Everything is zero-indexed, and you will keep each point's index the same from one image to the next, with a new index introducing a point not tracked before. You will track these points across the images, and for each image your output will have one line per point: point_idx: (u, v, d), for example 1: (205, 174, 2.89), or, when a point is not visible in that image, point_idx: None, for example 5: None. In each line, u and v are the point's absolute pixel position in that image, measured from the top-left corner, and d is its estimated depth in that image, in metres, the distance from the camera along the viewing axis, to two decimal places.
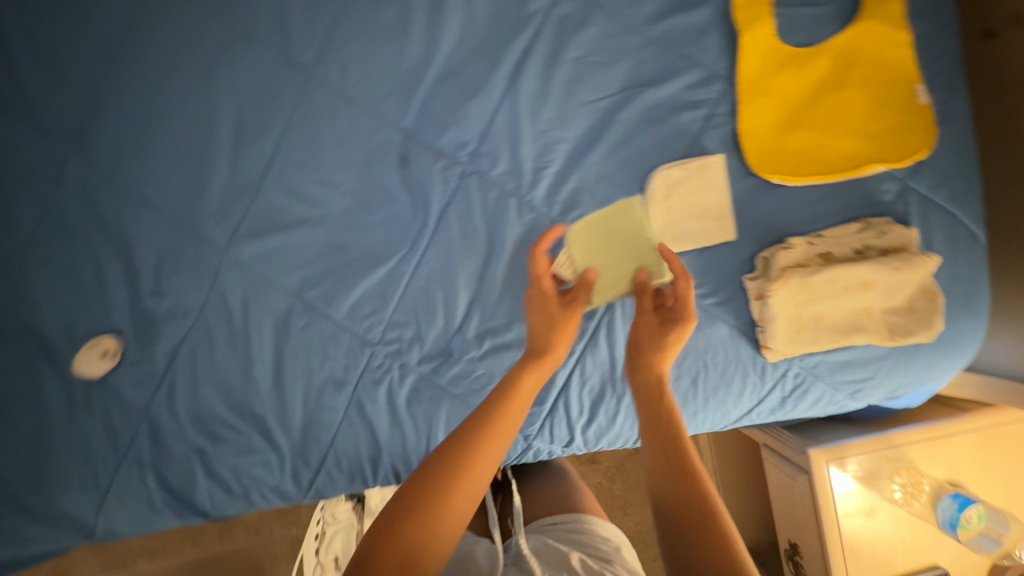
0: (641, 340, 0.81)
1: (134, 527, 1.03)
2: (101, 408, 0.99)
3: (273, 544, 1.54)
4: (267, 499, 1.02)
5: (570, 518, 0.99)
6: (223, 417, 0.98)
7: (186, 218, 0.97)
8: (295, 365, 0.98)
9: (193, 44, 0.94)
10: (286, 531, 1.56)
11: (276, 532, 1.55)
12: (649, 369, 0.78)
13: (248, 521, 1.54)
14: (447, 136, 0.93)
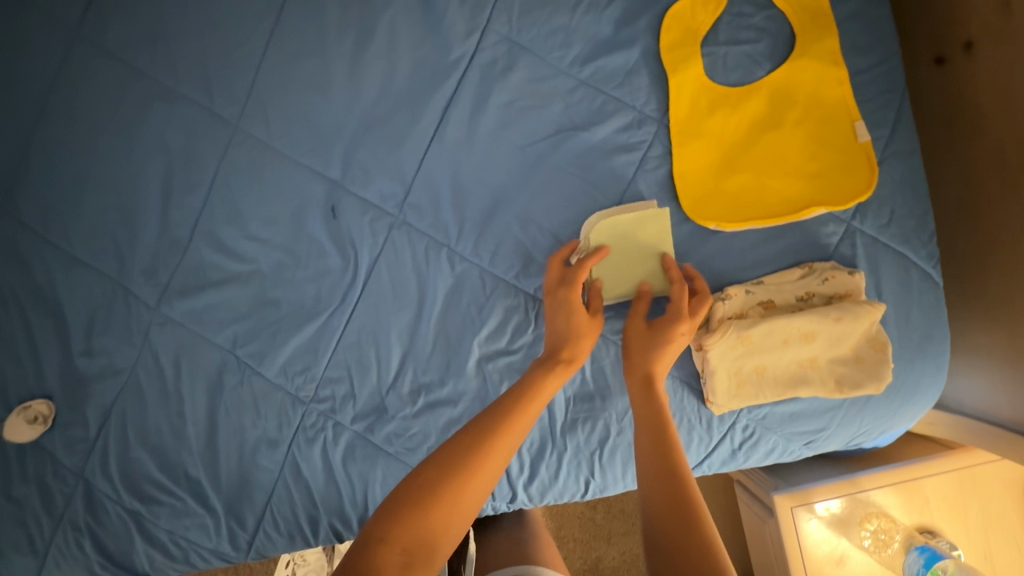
0: (640, 358, 0.78)
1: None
2: (35, 471, 0.97)
3: None
4: (207, 559, 0.99)
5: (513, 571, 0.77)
6: (157, 479, 0.96)
7: (116, 277, 0.96)
8: (229, 425, 0.95)
9: (114, 99, 0.92)
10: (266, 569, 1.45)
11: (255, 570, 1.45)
12: (639, 368, 0.76)
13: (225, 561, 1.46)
14: (375, 188, 0.91)
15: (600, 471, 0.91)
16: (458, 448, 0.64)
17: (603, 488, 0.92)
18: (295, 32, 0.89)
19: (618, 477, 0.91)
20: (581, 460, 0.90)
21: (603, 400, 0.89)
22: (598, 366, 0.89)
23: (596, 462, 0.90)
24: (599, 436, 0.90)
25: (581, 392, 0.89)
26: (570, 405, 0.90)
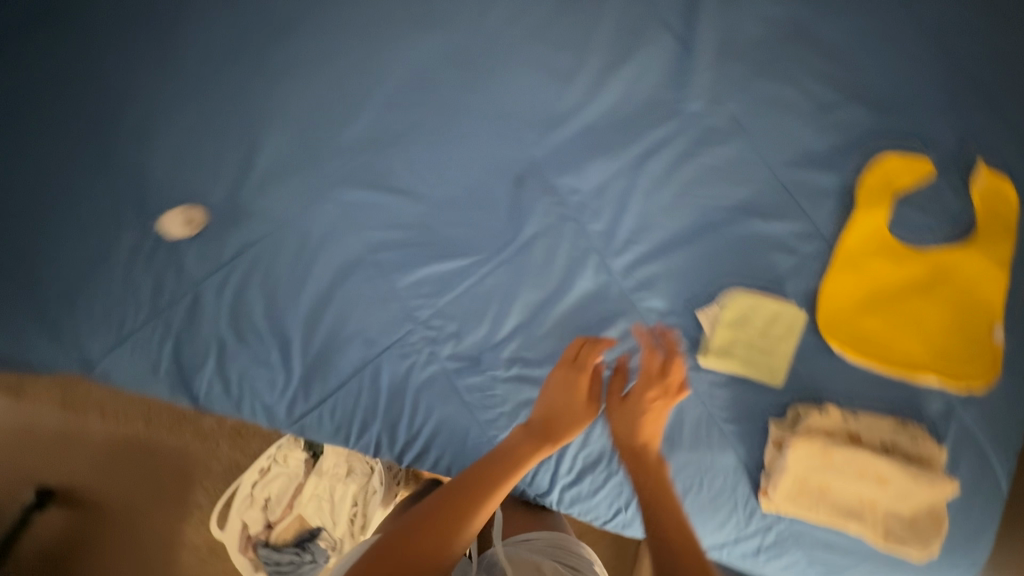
0: (646, 432, 0.83)
1: (127, 381, 1.07)
2: (158, 264, 1.06)
3: (212, 458, 1.48)
4: (253, 412, 1.05)
5: (543, 534, 0.87)
6: (257, 322, 1.04)
7: (314, 143, 1.06)
8: (340, 308, 1.04)
9: (396, 14, 1.07)
10: (229, 453, 1.48)
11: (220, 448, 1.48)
12: (636, 440, 0.82)
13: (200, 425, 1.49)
14: (565, 179, 1.01)
15: (636, 507, 0.96)
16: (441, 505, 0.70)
17: (629, 523, 0.97)
18: (564, 33, 1.03)
19: None
20: (624, 489, 0.96)
21: (669, 447, 0.94)
22: (679, 417, 0.94)
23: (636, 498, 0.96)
24: None
25: None
26: None
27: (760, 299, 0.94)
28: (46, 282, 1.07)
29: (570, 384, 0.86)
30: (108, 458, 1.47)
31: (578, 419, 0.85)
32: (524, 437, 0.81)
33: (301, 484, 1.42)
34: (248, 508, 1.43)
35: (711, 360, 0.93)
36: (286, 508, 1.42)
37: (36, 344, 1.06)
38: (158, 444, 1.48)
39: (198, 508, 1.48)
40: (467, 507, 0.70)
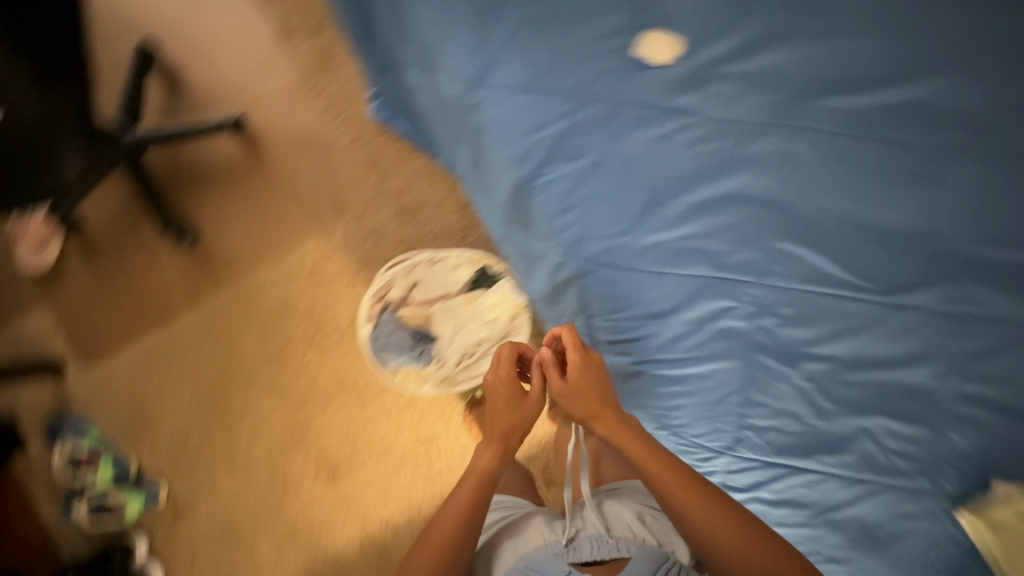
0: (589, 407, 1.07)
1: (496, 118, 1.14)
2: (611, 60, 1.08)
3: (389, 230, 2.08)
4: (567, 226, 1.11)
5: (615, 484, 1.29)
6: (644, 166, 1.05)
7: (805, 83, 1.07)
8: (715, 216, 1.04)
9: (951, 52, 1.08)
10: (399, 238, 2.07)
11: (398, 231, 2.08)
12: (588, 414, 1.07)
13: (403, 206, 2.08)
14: (975, 287, 1.01)
15: None
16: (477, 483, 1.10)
17: None
18: None
19: None
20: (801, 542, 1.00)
21: (874, 551, 0.95)
22: (901, 536, 0.95)
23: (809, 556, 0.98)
24: (838, 553, 0.96)
25: (863, 531, 0.96)
26: (855, 519, 0.97)
27: None
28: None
29: (509, 405, 1.16)
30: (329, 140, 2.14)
31: (502, 419, 1.16)
32: (511, 411, 1.16)
33: (454, 294, 1.67)
34: (404, 277, 1.67)
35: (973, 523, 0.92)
36: (430, 299, 1.66)
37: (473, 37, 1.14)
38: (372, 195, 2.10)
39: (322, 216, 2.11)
40: (449, 519, 1.06)
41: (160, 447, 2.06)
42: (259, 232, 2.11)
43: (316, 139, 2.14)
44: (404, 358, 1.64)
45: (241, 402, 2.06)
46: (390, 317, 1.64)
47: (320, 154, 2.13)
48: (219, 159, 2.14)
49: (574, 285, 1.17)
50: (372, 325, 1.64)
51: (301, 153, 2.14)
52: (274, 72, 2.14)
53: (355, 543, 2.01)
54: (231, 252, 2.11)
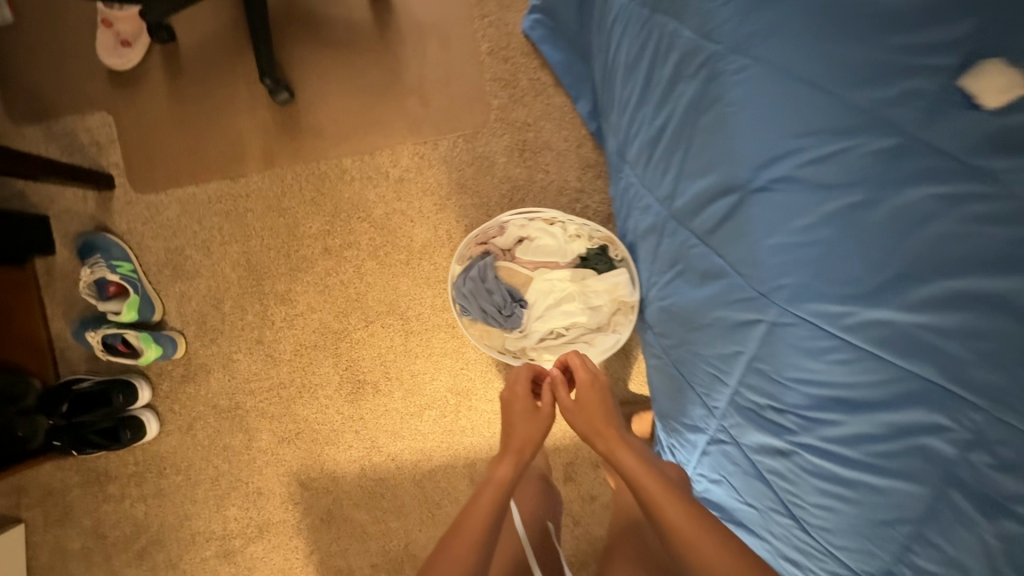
0: (600, 428, 1.27)
1: (740, 104, 0.93)
2: (918, 75, 0.77)
3: (499, 161, 1.85)
4: (773, 264, 0.91)
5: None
6: (905, 227, 0.80)
7: None
8: (982, 324, 0.75)
9: None
10: (507, 174, 1.84)
11: (509, 166, 1.85)
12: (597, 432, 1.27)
13: (526, 142, 1.84)
14: None
15: None
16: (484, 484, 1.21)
17: None
18: None
19: None
20: None
21: None
22: None
23: None
24: None
25: None
26: None
27: None
28: None
29: (524, 422, 1.32)
30: (468, 39, 1.87)
31: (514, 432, 1.32)
32: (527, 426, 1.31)
33: (557, 264, 1.49)
34: (513, 228, 1.48)
35: None
36: (530, 261, 1.48)
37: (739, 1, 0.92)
38: (493, 117, 1.86)
39: (428, 120, 1.88)
40: (464, 517, 1.11)
41: (191, 304, 1.92)
42: (358, 114, 1.89)
43: (450, 32, 1.87)
44: (489, 318, 1.46)
45: (284, 287, 1.90)
46: (491, 268, 1.46)
47: (448, 50, 1.87)
48: (341, 18, 1.90)
49: (743, 327, 0.99)
50: (467, 270, 1.47)
51: (427, 41, 1.88)
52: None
53: (356, 465, 1.94)
54: (322, 124, 1.90)
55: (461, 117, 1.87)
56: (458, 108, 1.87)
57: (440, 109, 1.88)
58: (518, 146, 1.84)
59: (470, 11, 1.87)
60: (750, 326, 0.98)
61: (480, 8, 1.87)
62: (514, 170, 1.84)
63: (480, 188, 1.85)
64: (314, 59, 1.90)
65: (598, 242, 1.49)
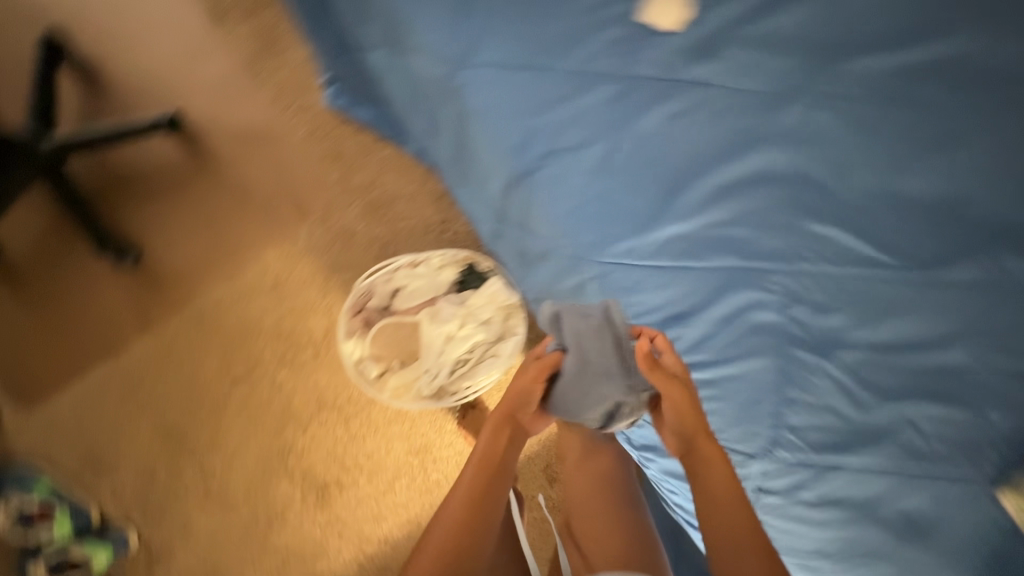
0: (690, 424, 0.92)
1: (487, 104, 1.00)
2: (604, 35, 0.95)
3: (356, 221, 1.89)
4: (573, 225, 1.00)
5: None
6: (651, 154, 0.95)
7: (830, 52, 0.95)
8: (735, 204, 0.95)
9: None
10: (370, 229, 1.90)
11: (368, 221, 1.90)
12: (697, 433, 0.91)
13: (376, 196, 1.90)
14: (1010, 257, 0.93)
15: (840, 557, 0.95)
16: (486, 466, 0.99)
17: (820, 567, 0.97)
18: None
19: None
20: (846, 545, 0.95)
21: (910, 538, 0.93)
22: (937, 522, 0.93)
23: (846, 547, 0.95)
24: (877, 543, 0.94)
25: (913, 520, 0.93)
26: (893, 513, 0.93)
27: None
28: None
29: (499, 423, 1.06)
30: (271, 131, 1.89)
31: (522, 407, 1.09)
32: (514, 420, 1.07)
33: (437, 298, 1.55)
34: (382, 285, 1.53)
35: (1006, 494, 0.90)
36: (413, 306, 1.54)
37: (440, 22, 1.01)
38: (332, 188, 1.90)
39: (280, 218, 1.89)
40: (445, 513, 0.93)
41: (128, 490, 1.87)
42: (216, 242, 1.89)
43: (264, 134, 1.90)
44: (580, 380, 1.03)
45: (211, 430, 1.88)
46: (620, 317, 0.99)
47: (272, 152, 1.90)
48: (160, 166, 1.90)
49: (581, 291, 1.06)
50: (587, 317, 1.01)
51: (249, 152, 1.90)
52: (215, 70, 1.88)
53: (353, 564, 1.89)
54: (184, 265, 1.89)
55: (304, 201, 1.89)
56: (297, 193, 1.89)
57: (284, 207, 1.89)
58: (368, 198, 1.90)
59: (267, 104, 1.89)
60: (583, 291, 1.06)
61: (276, 99, 1.89)
62: (376, 218, 1.90)
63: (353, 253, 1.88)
64: (151, 211, 1.88)
65: (464, 262, 1.56)
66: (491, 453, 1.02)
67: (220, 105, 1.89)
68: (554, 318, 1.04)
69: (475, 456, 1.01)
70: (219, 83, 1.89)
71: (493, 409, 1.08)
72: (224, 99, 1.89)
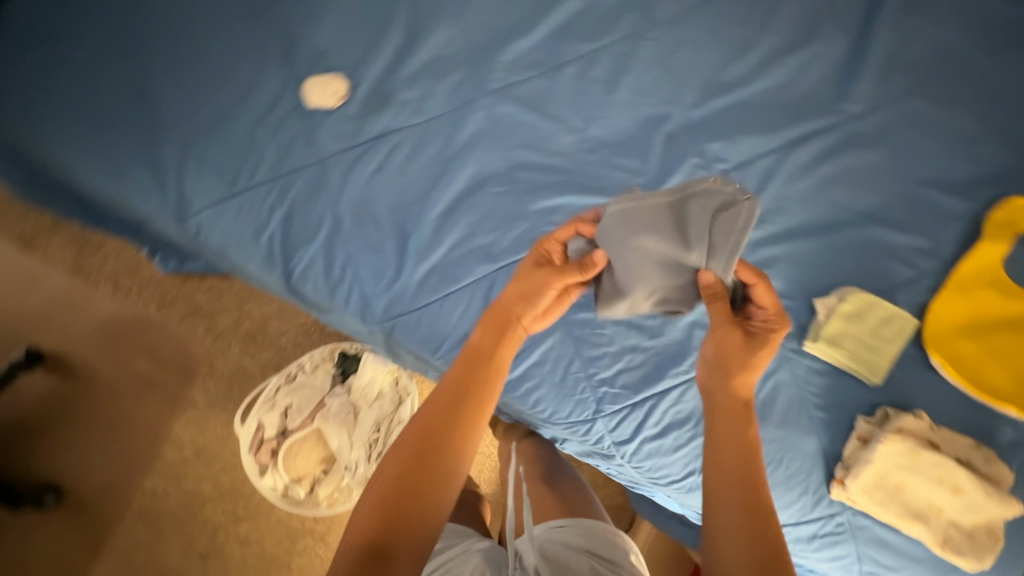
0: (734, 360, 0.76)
1: (224, 234, 1.04)
2: (288, 132, 1.02)
3: (236, 361, 1.71)
4: (345, 297, 1.03)
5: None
6: (378, 212, 1.02)
7: (479, 49, 1.03)
8: (467, 217, 1.02)
9: None
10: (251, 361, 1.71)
11: (240, 354, 1.71)
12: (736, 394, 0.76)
13: (253, 331, 1.72)
14: (713, 145, 1.02)
15: None
16: (479, 360, 0.79)
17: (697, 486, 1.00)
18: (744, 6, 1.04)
19: None
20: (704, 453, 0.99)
21: (758, 422, 0.98)
22: (772, 394, 0.99)
23: None
24: None
25: None
26: None
27: (865, 293, 0.98)
28: (168, 113, 1.03)
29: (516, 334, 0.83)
30: (125, 328, 1.71)
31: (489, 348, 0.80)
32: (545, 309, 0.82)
33: (325, 398, 1.58)
34: (268, 411, 1.56)
35: (808, 343, 0.98)
36: (307, 416, 1.56)
37: (142, 180, 1.03)
38: (213, 347, 1.72)
39: (192, 404, 1.69)
40: (411, 457, 0.70)
41: None
42: (114, 460, 1.66)
43: (121, 328, 1.72)
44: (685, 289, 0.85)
45: None
46: (705, 185, 0.83)
47: (145, 341, 1.71)
48: (20, 408, 1.66)
49: (389, 349, 1.09)
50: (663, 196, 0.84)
51: (118, 353, 1.70)
52: (43, 291, 1.69)
53: None
54: (93, 492, 1.64)
55: (193, 371, 1.71)
56: (184, 366, 1.71)
57: (193, 397, 1.69)
58: (232, 331, 1.72)
59: (112, 297, 1.72)
60: (392, 350, 1.08)
61: (121, 289, 1.72)
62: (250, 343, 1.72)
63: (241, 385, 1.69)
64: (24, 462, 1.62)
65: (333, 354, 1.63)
66: (493, 353, 0.79)
67: (65, 317, 1.70)
68: (632, 210, 0.83)
69: (443, 388, 0.77)
70: (52, 300, 1.69)
71: (485, 310, 0.83)
72: (64, 312, 1.70)
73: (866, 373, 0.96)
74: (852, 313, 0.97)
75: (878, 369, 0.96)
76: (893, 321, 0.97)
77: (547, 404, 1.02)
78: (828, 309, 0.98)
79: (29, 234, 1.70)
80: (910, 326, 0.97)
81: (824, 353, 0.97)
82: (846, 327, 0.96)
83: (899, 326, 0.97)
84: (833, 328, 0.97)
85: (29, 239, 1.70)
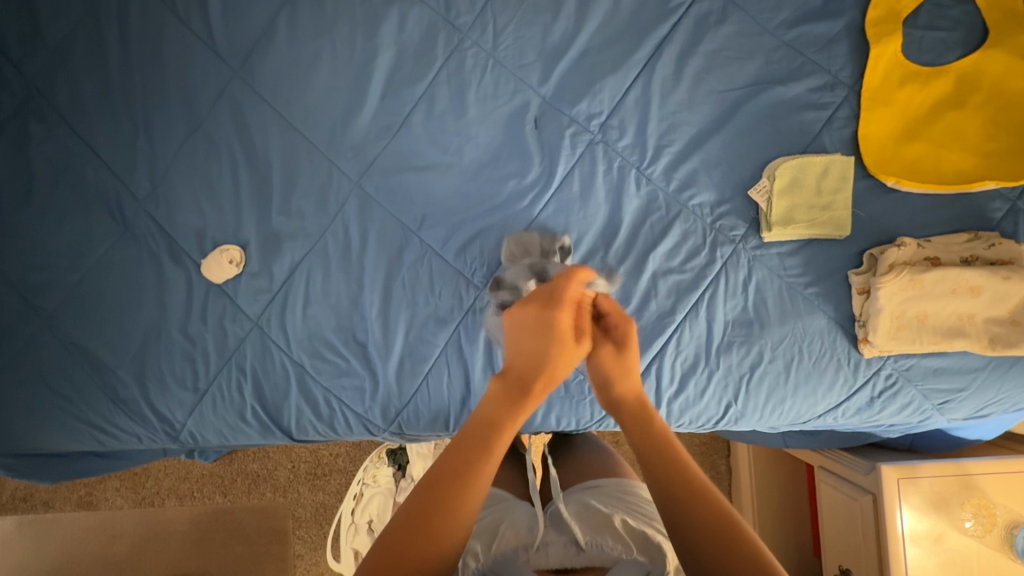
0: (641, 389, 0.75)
1: (218, 428, 1.08)
2: (215, 314, 1.05)
3: (297, 506, 1.65)
4: (345, 424, 1.06)
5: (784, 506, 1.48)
6: (328, 338, 1.04)
7: (328, 147, 1.04)
8: (403, 297, 1.03)
9: None
10: (313, 496, 1.65)
11: (302, 495, 1.65)
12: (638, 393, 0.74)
13: (310, 464, 1.66)
14: (580, 106, 1.00)
15: (745, 395, 0.97)
16: (480, 438, 0.64)
17: (743, 414, 0.98)
18: None
19: (758, 406, 0.97)
20: (729, 381, 0.97)
21: (761, 328, 0.96)
22: (761, 297, 0.96)
23: (743, 386, 0.97)
24: (751, 360, 0.96)
25: (740, 318, 0.96)
26: (728, 328, 0.97)
27: (791, 157, 0.96)
28: (107, 360, 1.06)
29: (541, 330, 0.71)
30: (205, 533, 1.64)
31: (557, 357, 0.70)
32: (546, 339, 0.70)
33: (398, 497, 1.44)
34: (355, 535, 1.45)
35: (765, 234, 0.96)
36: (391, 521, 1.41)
37: (125, 424, 1.08)
38: (288, 502, 1.65)
39: (299, 557, 1.65)
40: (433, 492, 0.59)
41: None
42: None
43: (200, 532, 1.63)
44: None
45: None
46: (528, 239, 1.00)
47: (230, 529, 1.64)
48: None
49: (412, 442, 1.12)
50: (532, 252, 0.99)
51: (213, 553, 1.63)
52: (120, 533, 1.63)
53: None
54: None
55: (284, 532, 1.65)
56: (273, 532, 1.64)
57: (301, 557, 1.65)
58: (287, 479, 1.66)
59: (182, 506, 1.65)
60: (415, 438, 1.10)
61: (188, 496, 1.65)
62: (306, 478, 1.66)
63: (314, 513, 1.65)
64: None
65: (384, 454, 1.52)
66: (495, 423, 0.65)
67: (144, 549, 1.62)
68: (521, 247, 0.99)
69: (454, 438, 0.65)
70: (129, 540, 1.62)
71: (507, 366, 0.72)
72: (139, 547, 1.62)
73: (830, 231, 0.95)
74: (789, 184, 0.95)
75: (838, 222, 0.94)
76: (830, 169, 0.95)
77: (567, 418, 1.02)
78: (766, 192, 0.95)
79: (89, 498, 1.64)
80: (848, 164, 0.94)
81: (784, 235, 0.95)
82: (790, 201, 0.94)
83: (837, 171, 0.95)
84: (778, 208, 0.95)
85: (91, 502, 1.64)
